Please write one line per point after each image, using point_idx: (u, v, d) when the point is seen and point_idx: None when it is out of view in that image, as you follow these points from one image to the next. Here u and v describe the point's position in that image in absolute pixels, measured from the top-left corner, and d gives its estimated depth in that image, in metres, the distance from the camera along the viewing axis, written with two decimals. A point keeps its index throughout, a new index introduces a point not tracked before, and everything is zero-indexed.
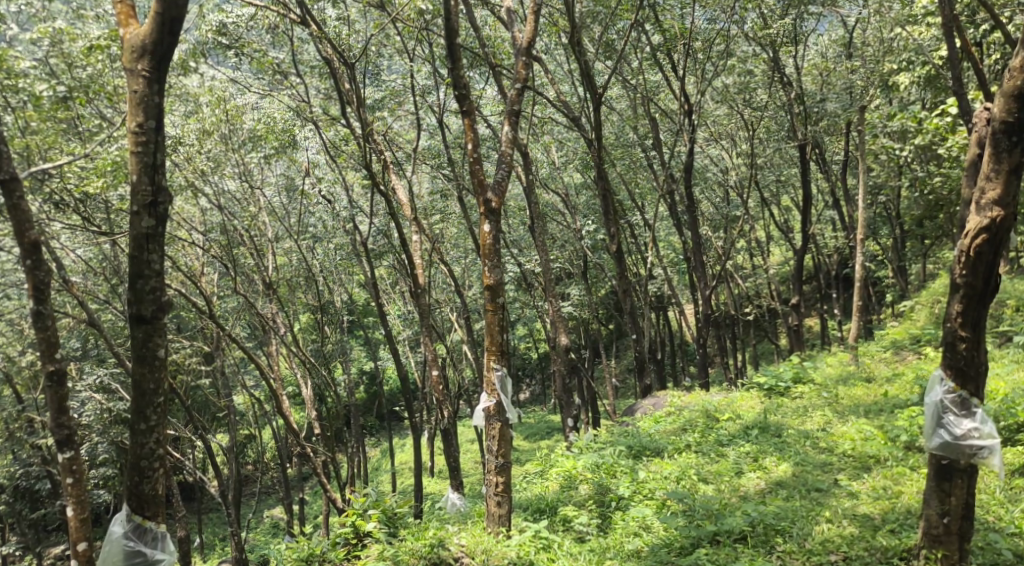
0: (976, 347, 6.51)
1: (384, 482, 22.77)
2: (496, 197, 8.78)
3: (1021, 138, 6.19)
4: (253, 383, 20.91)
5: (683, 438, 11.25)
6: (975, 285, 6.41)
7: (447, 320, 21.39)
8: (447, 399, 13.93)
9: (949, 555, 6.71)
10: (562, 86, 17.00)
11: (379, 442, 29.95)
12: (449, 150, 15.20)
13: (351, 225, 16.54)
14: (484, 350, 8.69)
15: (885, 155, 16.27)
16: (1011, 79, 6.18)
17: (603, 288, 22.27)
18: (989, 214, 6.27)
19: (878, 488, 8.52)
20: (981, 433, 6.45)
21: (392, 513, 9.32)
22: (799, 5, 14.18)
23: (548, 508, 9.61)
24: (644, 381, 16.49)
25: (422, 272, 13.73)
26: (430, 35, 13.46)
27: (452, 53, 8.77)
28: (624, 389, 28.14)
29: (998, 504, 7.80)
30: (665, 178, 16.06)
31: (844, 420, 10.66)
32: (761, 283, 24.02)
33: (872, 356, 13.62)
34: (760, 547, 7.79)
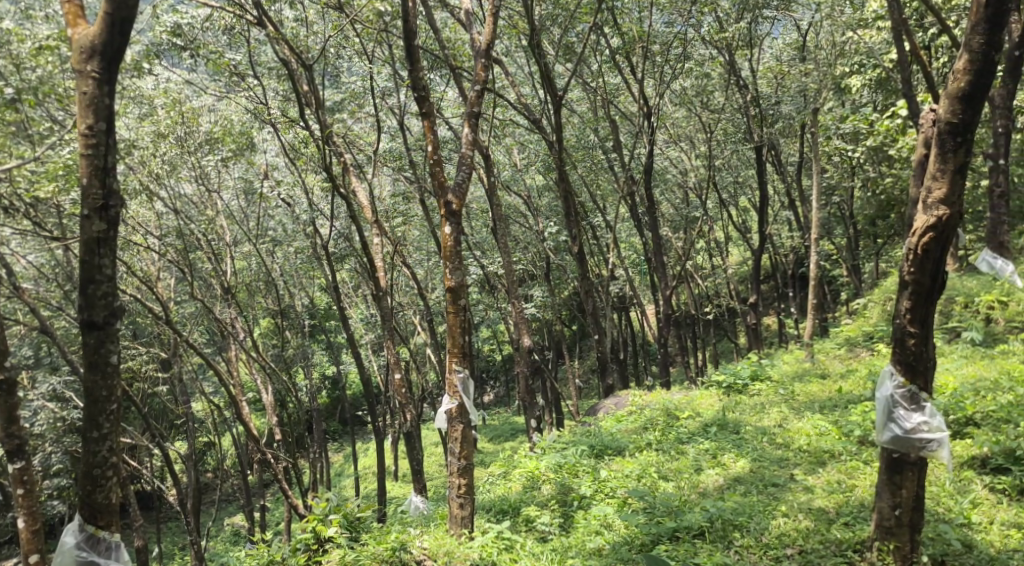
0: (925, 342, 6.67)
1: (346, 488, 22.55)
2: (457, 199, 8.78)
3: (965, 138, 6.39)
4: (213, 389, 20.63)
5: (644, 437, 11.34)
6: (923, 282, 6.57)
7: (409, 323, 21.31)
8: (409, 403, 13.85)
9: (900, 546, 6.89)
10: (522, 88, 17.05)
11: (342, 447, 29.68)
12: (409, 152, 15.18)
13: (311, 228, 16.41)
14: (446, 352, 8.70)
15: (838, 155, 16.58)
16: (955, 81, 6.37)
17: (567, 290, 22.36)
18: (935, 213, 6.44)
19: (833, 482, 8.68)
20: (929, 426, 6.64)
21: (354, 518, 9.26)
22: (754, 10, 14.28)
23: (511, 510, 9.68)
24: (607, 382, 16.56)
25: (383, 275, 13.62)
26: (389, 37, 13.41)
27: (411, 55, 8.78)
28: (587, 390, 28.28)
29: (948, 496, 7.98)
30: (625, 180, 16.17)
31: (800, 416, 10.82)
32: (720, 283, 24.34)
33: (826, 353, 13.85)
34: (718, 542, 7.90)
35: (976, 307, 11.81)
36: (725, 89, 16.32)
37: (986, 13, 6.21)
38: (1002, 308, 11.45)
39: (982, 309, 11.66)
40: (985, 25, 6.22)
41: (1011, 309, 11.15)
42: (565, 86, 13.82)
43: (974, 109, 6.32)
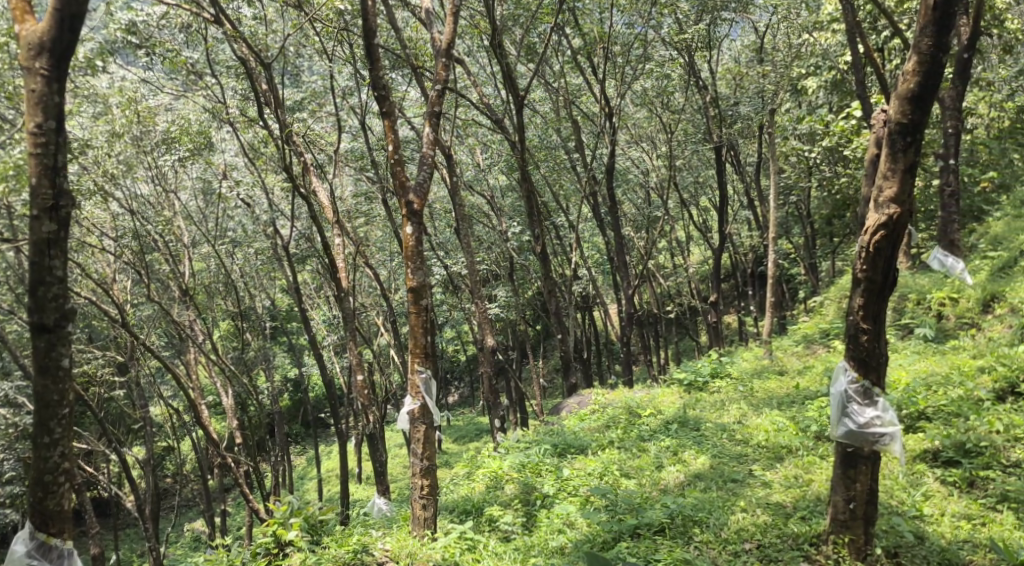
0: (877, 338, 6.83)
1: (309, 492, 22.32)
2: (418, 199, 8.76)
3: (914, 138, 6.54)
4: (172, 393, 20.29)
5: (607, 435, 11.42)
6: (875, 279, 6.72)
7: (372, 324, 21.17)
8: (372, 404, 13.76)
9: (855, 539, 7.05)
10: (484, 88, 17.05)
11: (304, 450, 29.38)
12: (371, 152, 15.09)
13: (272, 228, 16.22)
14: (408, 353, 8.67)
15: (795, 156, 16.86)
16: (905, 82, 6.52)
17: (530, 290, 22.40)
18: (886, 212, 6.59)
19: (790, 477, 8.83)
20: (882, 421, 6.79)
21: (315, 521, 9.18)
22: (713, 12, 14.48)
23: (474, 510, 9.69)
24: (570, 381, 16.62)
25: (345, 276, 13.51)
26: (350, 36, 13.31)
27: (370, 54, 8.74)
28: (551, 389, 28.37)
29: (901, 489, 8.15)
30: (588, 180, 16.26)
31: (759, 413, 10.98)
32: (682, 282, 24.59)
33: (784, 351, 14.08)
34: (678, 538, 8.00)
35: (928, 304, 12.09)
36: (685, 91, 16.50)
37: (933, 16, 6.37)
38: (953, 305, 11.73)
39: (934, 306, 11.93)
40: (933, 28, 6.37)
41: (961, 305, 11.43)
42: (527, 87, 13.83)
43: (922, 110, 6.48)
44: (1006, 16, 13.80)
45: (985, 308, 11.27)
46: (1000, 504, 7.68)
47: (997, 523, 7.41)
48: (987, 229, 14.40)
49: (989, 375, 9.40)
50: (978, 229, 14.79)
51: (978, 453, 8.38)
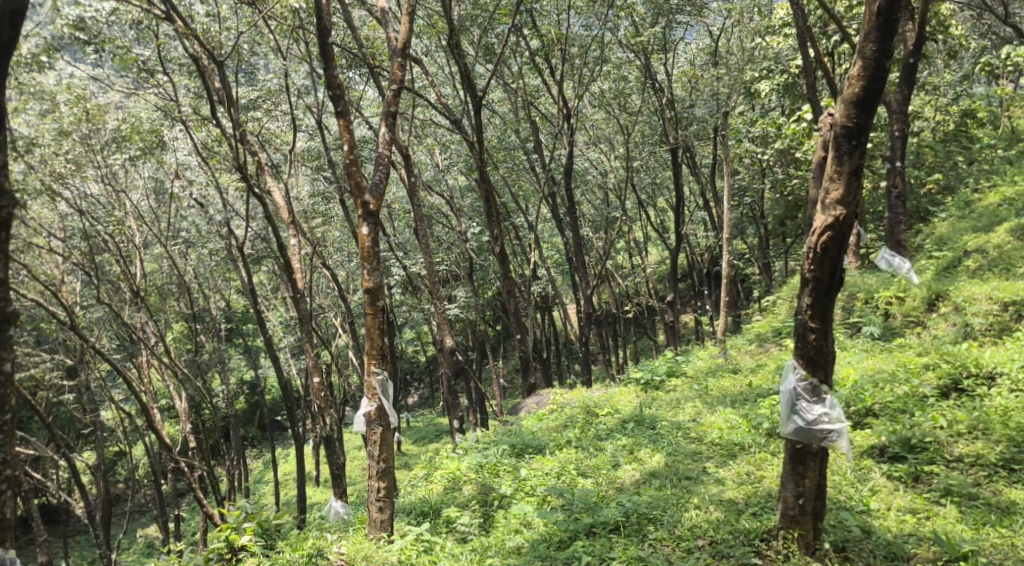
0: (824, 336, 6.97)
1: (266, 495, 22.04)
2: (374, 199, 8.71)
3: (860, 142, 6.70)
4: (123, 397, 19.86)
5: (564, 434, 11.46)
6: (822, 279, 6.86)
7: (330, 325, 20.96)
8: (328, 407, 13.62)
9: (804, 534, 7.21)
10: (442, 88, 16.99)
11: (261, 453, 28.99)
12: (328, 153, 14.96)
13: (226, 229, 15.98)
14: (364, 355, 8.62)
15: (748, 157, 17.12)
16: (850, 86, 6.66)
17: (490, 290, 22.39)
18: (833, 213, 6.74)
19: (742, 474, 8.97)
20: (830, 418, 6.94)
21: (269, 525, 9.08)
22: (668, 15, 14.62)
23: (431, 511, 9.67)
24: (529, 381, 16.64)
25: (300, 278, 13.33)
26: (305, 34, 13.16)
27: (325, 53, 8.66)
28: (510, 389, 28.40)
29: (849, 483, 8.29)
30: (546, 181, 16.29)
31: (713, 411, 11.13)
32: (639, 282, 24.81)
33: (738, 349, 14.29)
34: (633, 536, 8.08)
35: (875, 302, 12.34)
36: (641, 93, 16.64)
37: (878, 22, 6.52)
38: (899, 304, 11.98)
39: (881, 305, 12.17)
40: (877, 33, 6.52)
41: (908, 304, 11.68)
42: (485, 87, 13.80)
43: (867, 114, 6.64)
44: (951, 22, 14.17)
45: (930, 307, 11.55)
46: (943, 498, 7.88)
47: (941, 517, 7.61)
48: (933, 230, 14.79)
49: (934, 372, 9.64)
50: (924, 230, 15.18)
51: (923, 449, 8.58)
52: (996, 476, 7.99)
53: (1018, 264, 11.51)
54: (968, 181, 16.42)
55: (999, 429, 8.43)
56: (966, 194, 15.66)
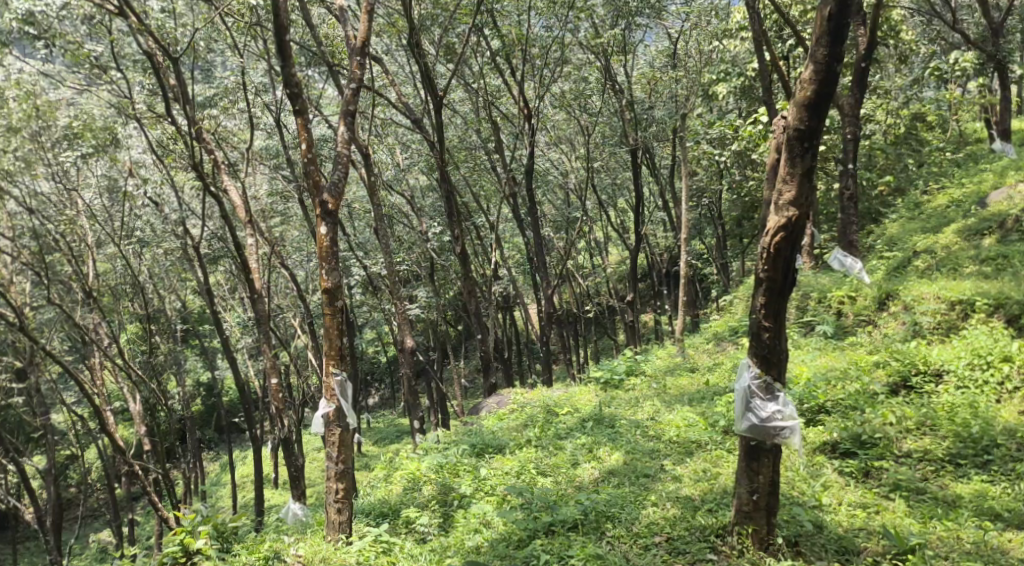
0: (778, 335, 7.10)
1: (223, 498, 21.73)
2: (333, 199, 8.64)
3: (812, 144, 6.84)
4: (74, 400, 19.40)
5: (524, 434, 11.49)
6: (776, 278, 6.99)
7: (289, 325, 20.72)
8: (287, 409, 13.45)
9: (757, 529, 7.34)
10: (402, 88, 16.89)
11: (218, 456, 28.52)
12: (286, 151, 14.81)
13: (181, 228, 15.72)
14: (323, 356, 8.57)
15: (706, 159, 17.33)
16: (803, 90, 6.79)
17: (451, 291, 22.32)
18: (786, 214, 6.87)
19: (699, 471, 9.08)
20: (783, 415, 7.08)
21: (225, 528, 8.95)
22: (627, 17, 14.77)
23: (391, 512, 9.62)
24: (490, 381, 16.63)
25: (258, 278, 13.14)
26: (263, 31, 13.03)
27: (282, 51, 8.57)
28: (472, 389, 28.40)
29: (801, 479, 8.43)
30: (507, 181, 16.32)
31: (671, 409, 11.25)
32: (600, 282, 24.98)
33: (696, 349, 14.46)
34: (591, 533, 8.15)
35: (828, 302, 12.56)
36: (601, 94, 16.73)
37: (828, 27, 6.65)
38: (851, 303, 12.22)
39: (834, 304, 12.39)
40: (828, 38, 6.66)
41: (859, 303, 11.94)
42: (446, 87, 13.79)
43: (818, 118, 6.78)
44: (901, 28, 14.52)
45: (880, 306, 11.80)
46: (892, 493, 8.07)
47: (890, 511, 7.80)
48: (884, 231, 15.13)
49: (884, 370, 9.86)
50: (876, 231, 15.55)
51: (873, 444, 8.78)
52: (943, 471, 8.22)
53: (964, 265, 11.85)
54: (918, 183, 16.85)
55: (945, 425, 8.68)
56: (916, 196, 16.08)
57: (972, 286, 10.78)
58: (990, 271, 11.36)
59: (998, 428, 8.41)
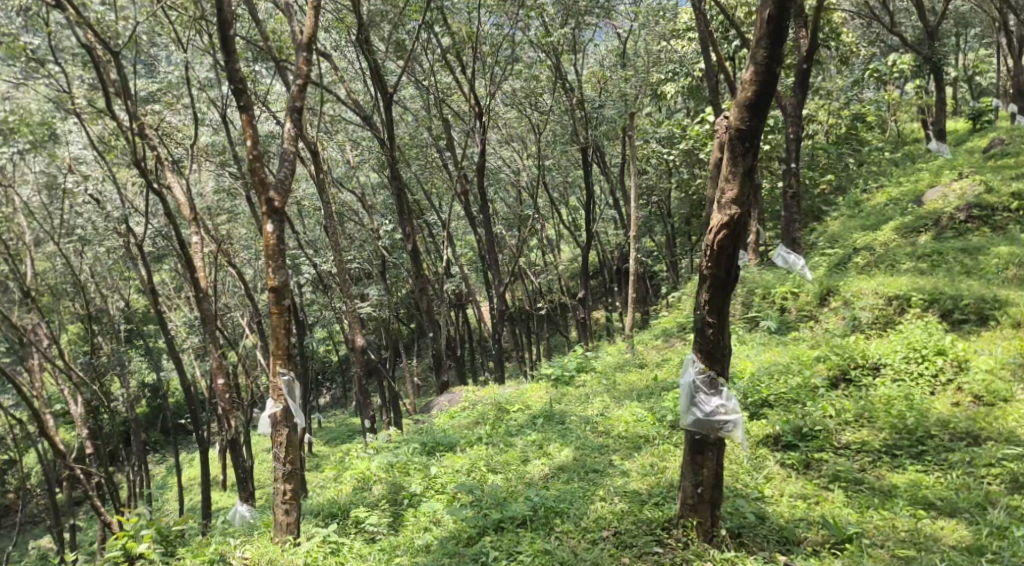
0: (721, 331, 7.23)
1: (169, 502, 21.25)
2: (279, 196, 8.52)
3: (752, 144, 6.98)
4: (12, 403, 18.77)
5: (475, 431, 11.49)
6: (719, 275, 7.12)
7: (237, 325, 20.36)
8: (233, 410, 13.18)
9: (702, 522, 7.48)
10: (351, 84, 16.75)
11: (164, 459, 27.91)
12: (232, 148, 14.57)
13: (124, 226, 15.35)
14: (269, 355, 8.47)
15: (656, 158, 17.53)
16: (743, 91, 6.93)
17: (403, 289, 22.21)
18: (729, 212, 6.99)
19: (647, 465, 9.20)
20: (726, 409, 7.22)
21: (169, 532, 8.75)
22: (577, 16, 14.87)
23: (340, 512, 9.52)
24: (442, 379, 16.57)
25: (203, 276, 12.85)
26: (207, 26, 12.79)
27: (225, 46, 8.43)
28: (424, 388, 28.31)
29: (745, 472, 8.59)
30: (459, 178, 16.29)
31: (620, 405, 11.38)
32: (552, 280, 25.11)
33: (645, 345, 14.62)
34: (540, 529, 8.20)
35: (772, 297, 12.80)
36: (553, 92, 16.82)
37: (767, 30, 6.79)
38: (794, 299, 12.50)
39: (778, 300, 12.64)
40: (767, 40, 6.80)
41: (802, 299, 12.22)
42: (396, 83, 13.65)
43: (759, 118, 6.91)
44: (842, 30, 14.89)
45: (822, 302, 12.10)
46: (832, 484, 8.27)
47: (829, 501, 7.99)
48: (825, 229, 15.50)
49: (825, 363, 10.10)
50: (818, 228, 15.92)
51: (813, 437, 8.98)
52: (880, 461, 8.45)
53: (901, 261, 12.22)
54: (858, 182, 17.31)
55: (883, 418, 8.93)
56: (856, 195, 16.51)
57: (909, 282, 11.12)
58: (925, 268, 11.73)
59: (933, 420, 8.69)
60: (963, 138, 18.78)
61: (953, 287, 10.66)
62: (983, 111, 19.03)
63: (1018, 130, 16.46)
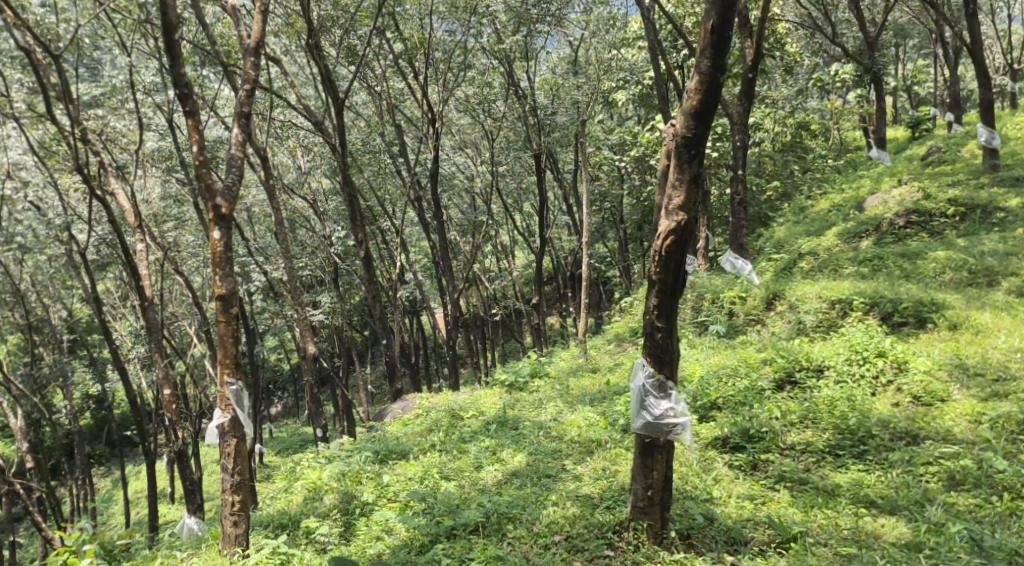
0: (670, 335, 7.33)
1: (115, 516, 20.70)
2: (227, 203, 8.38)
3: (698, 151, 7.10)
4: None
5: (428, 439, 11.43)
6: (667, 280, 7.22)
7: (185, 333, 19.96)
8: (181, 420, 12.90)
9: (652, 524, 7.57)
10: (302, 90, 16.58)
11: (109, 471, 27.19)
12: (179, 154, 14.32)
13: (67, 233, 14.96)
14: (217, 364, 8.34)
15: (608, 164, 17.69)
16: (689, 99, 7.04)
17: (356, 294, 22.04)
18: (675, 219, 7.11)
19: (599, 469, 9.26)
20: (675, 412, 7.32)
21: (113, 546, 8.53)
22: (528, 24, 14.75)
23: (290, 523, 9.41)
24: (396, 386, 16.44)
25: (150, 284, 12.57)
26: (153, 30, 12.57)
27: (170, 50, 8.26)
28: (378, 395, 28.11)
29: (695, 474, 8.70)
30: (412, 184, 16.22)
31: (573, 410, 11.44)
32: (506, 285, 25.17)
33: (598, 350, 14.74)
34: (492, 536, 8.22)
35: (721, 302, 12.98)
36: (505, 99, 16.90)
37: (711, 40, 6.92)
38: (742, 303, 12.70)
39: (726, 304, 12.82)
40: (711, 50, 6.92)
41: (749, 303, 12.45)
42: (347, 89, 13.55)
43: (703, 126, 7.03)
44: (787, 41, 15.26)
45: (768, 306, 12.36)
46: (778, 484, 8.44)
47: (775, 501, 8.15)
48: (772, 235, 15.82)
49: (771, 366, 10.31)
50: (765, 234, 16.26)
51: (760, 438, 9.15)
52: (824, 461, 8.65)
53: (844, 266, 12.57)
54: (803, 189, 17.72)
55: (826, 418, 9.15)
56: (801, 202, 16.90)
57: (850, 286, 11.45)
58: (866, 272, 12.09)
59: (874, 420, 8.92)
60: (903, 146, 19.37)
61: (893, 291, 10.99)
62: (922, 120, 19.65)
63: (954, 138, 17.04)
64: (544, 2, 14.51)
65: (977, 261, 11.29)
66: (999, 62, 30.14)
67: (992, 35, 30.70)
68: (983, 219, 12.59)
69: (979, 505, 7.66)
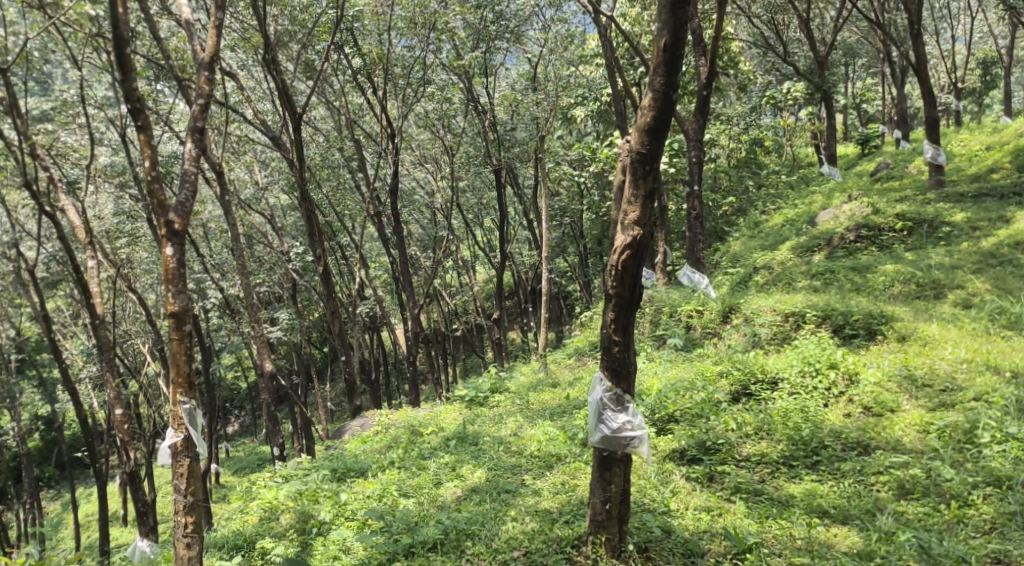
0: (627, 349, 7.38)
1: (64, 540, 20.11)
2: (179, 219, 8.26)
3: (652, 166, 7.19)
4: None
5: (387, 456, 11.31)
6: (623, 294, 7.27)
7: (139, 351, 19.55)
8: (133, 441, 12.59)
9: (610, 537, 7.56)
10: (260, 105, 16.43)
11: (60, 495, 26.44)
12: (132, 169, 14.07)
13: (14, 250, 14.59)
14: (170, 383, 8.19)
15: (568, 180, 17.81)
16: (642, 116, 7.14)
17: (316, 310, 21.81)
18: (631, 233, 7.19)
19: (558, 484, 9.27)
20: (632, 425, 7.36)
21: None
22: (487, 40, 14.96)
23: (246, 544, 9.24)
24: (356, 403, 16.28)
25: (101, 301, 12.30)
26: (105, 44, 12.40)
27: (121, 63, 8.12)
28: (338, 412, 27.80)
29: (653, 487, 8.76)
30: (371, 199, 16.14)
31: (533, 424, 11.44)
32: (466, 299, 25.11)
33: (558, 364, 14.78)
34: (451, 553, 8.18)
35: (679, 316, 13.11)
36: (465, 114, 16.93)
37: (664, 58, 7.03)
38: (699, 317, 12.85)
39: (684, 318, 12.97)
40: (664, 67, 7.03)
41: (706, 317, 12.60)
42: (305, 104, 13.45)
43: (657, 141, 7.13)
44: (741, 59, 15.55)
45: (724, 319, 12.51)
46: (734, 496, 8.53)
47: (731, 513, 8.23)
48: (728, 249, 16.07)
49: (727, 379, 10.43)
50: (722, 248, 16.50)
51: (716, 450, 9.25)
52: (778, 472, 8.77)
53: (797, 279, 12.81)
54: (758, 204, 18.03)
55: (780, 430, 9.28)
56: (756, 216, 17.19)
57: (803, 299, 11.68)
58: (818, 285, 12.33)
59: (826, 430, 9.08)
60: (854, 162, 19.83)
61: (844, 304, 11.22)
62: (871, 136, 20.14)
63: (903, 155, 17.49)
64: (502, 18, 14.79)
65: (924, 274, 11.58)
66: (944, 81, 31.01)
67: (938, 55, 31.61)
68: (930, 233, 12.91)
69: (928, 514, 7.82)
